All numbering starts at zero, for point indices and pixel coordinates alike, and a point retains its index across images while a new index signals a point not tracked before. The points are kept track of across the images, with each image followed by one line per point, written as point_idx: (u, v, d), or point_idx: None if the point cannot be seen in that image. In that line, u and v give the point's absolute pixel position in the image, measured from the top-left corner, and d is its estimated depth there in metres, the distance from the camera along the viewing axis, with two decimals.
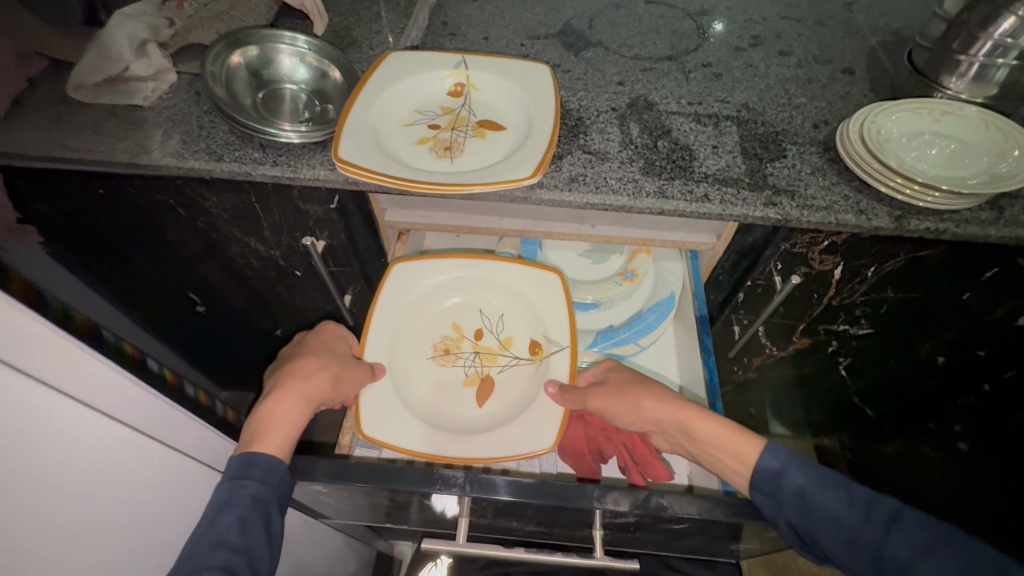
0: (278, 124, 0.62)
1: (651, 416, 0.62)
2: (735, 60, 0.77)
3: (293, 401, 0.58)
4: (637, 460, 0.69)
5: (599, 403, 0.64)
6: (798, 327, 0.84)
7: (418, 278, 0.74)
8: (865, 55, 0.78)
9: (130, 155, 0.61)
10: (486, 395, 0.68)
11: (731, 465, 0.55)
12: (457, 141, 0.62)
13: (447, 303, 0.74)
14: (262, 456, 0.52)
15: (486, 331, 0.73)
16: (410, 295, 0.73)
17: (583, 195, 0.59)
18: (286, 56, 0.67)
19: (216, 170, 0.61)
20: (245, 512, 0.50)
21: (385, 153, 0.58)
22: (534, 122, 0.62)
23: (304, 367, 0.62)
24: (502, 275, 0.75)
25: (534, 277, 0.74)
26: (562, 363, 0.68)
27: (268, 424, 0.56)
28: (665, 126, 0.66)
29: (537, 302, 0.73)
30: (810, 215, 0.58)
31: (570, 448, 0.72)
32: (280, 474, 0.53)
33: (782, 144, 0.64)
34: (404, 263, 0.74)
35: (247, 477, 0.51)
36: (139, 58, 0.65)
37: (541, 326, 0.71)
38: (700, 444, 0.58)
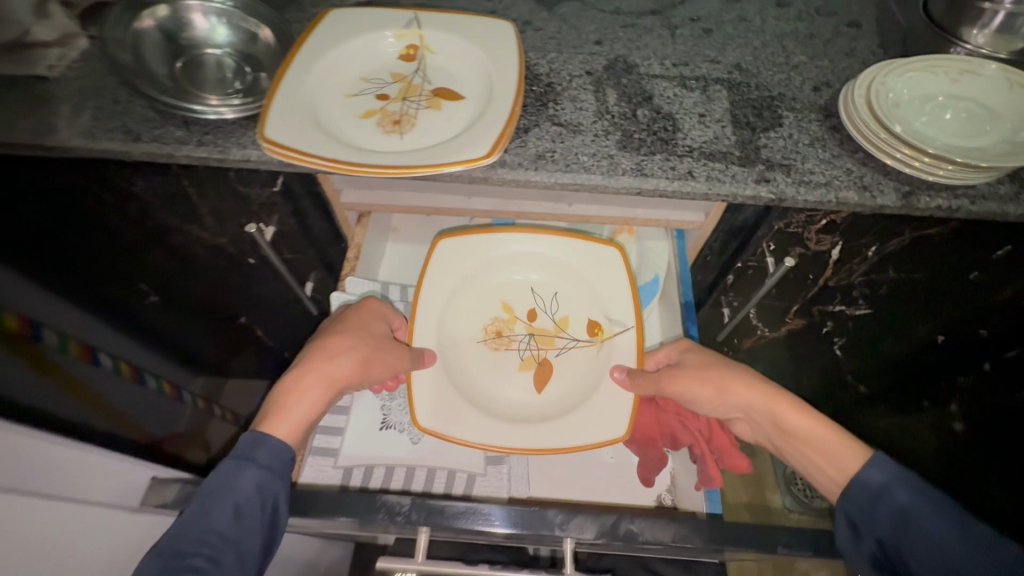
0: (203, 99, 0.54)
1: (741, 404, 0.57)
2: (727, 13, 0.68)
3: (314, 381, 0.54)
4: (714, 449, 0.61)
5: (680, 386, 0.59)
6: (791, 309, 0.79)
7: (472, 253, 0.66)
8: (874, 5, 0.69)
9: (31, 135, 0.53)
10: (543, 380, 0.62)
11: (824, 467, 0.52)
12: (407, 113, 0.54)
13: (501, 281, 0.67)
14: (272, 440, 0.48)
15: (539, 311, 0.66)
16: (464, 271, 0.66)
17: (551, 173, 0.51)
18: (201, 16, 0.59)
19: (133, 152, 0.53)
20: (242, 501, 0.45)
21: (323, 129, 0.51)
22: (495, 89, 0.54)
23: (332, 342, 0.56)
24: (556, 249, 0.67)
25: (589, 250, 0.66)
26: (628, 345, 0.62)
27: (283, 403, 0.52)
28: (646, 91, 0.59)
29: (595, 279, 0.66)
30: (807, 193, 0.51)
31: (639, 434, 0.64)
32: (286, 461, 0.48)
33: (778, 111, 0.57)
34: (449, 237, 0.66)
35: (251, 460, 0.47)
36: (41, 20, 0.56)
37: (601, 306, 0.65)
38: (804, 440, 0.54)
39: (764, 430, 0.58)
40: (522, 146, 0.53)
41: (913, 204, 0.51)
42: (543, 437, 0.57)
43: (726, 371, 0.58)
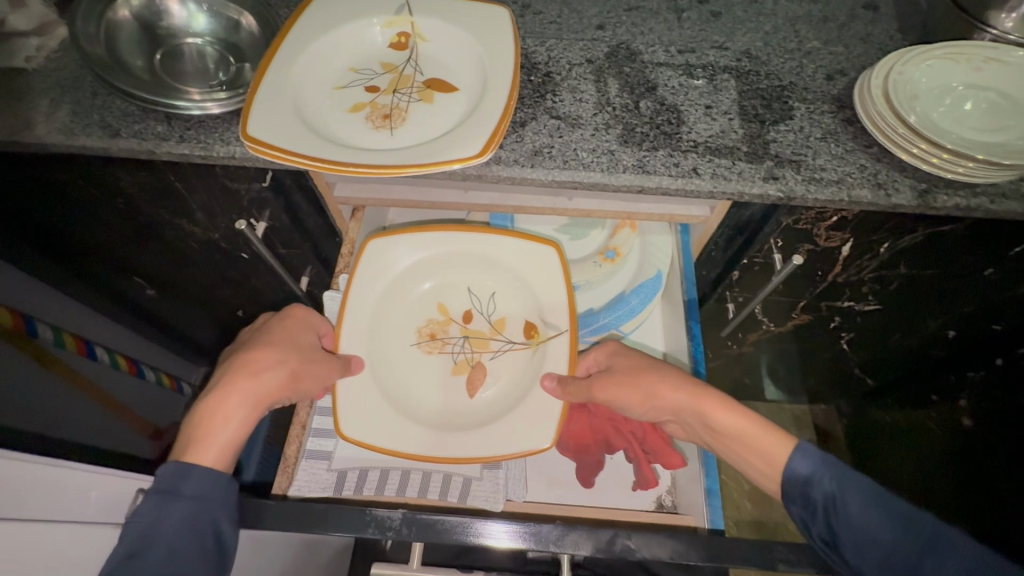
0: (186, 93, 0.52)
1: (668, 406, 0.56)
2: None
3: (239, 401, 0.52)
4: (647, 450, 0.62)
5: (607, 394, 0.59)
6: (798, 304, 0.76)
7: (404, 254, 0.64)
8: None
9: (9, 132, 0.51)
10: (478, 385, 0.61)
11: (756, 464, 0.52)
12: (398, 107, 0.52)
13: (438, 281, 0.65)
14: (197, 469, 0.48)
15: (476, 313, 0.64)
16: (394, 273, 0.64)
17: (548, 171, 0.49)
18: (178, 5, 0.57)
19: (112, 149, 0.51)
20: (174, 535, 0.45)
21: (310, 125, 0.49)
22: (490, 80, 0.51)
23: (255, 359, 0.55)
24: (491, 248, 0.64)
25: (525, 249, 0.63)
26: (560, 350, 0.59)
27: (207, 428, 0.51)
28: (649, 81, 0.56)
29: (532, 280, 0.63)
30: (817, 191, 0.49)
31: (573, 442, 0.63)
32: (213, 486, 0.48)
33: (788, 101, 0.54)
34: (381, 237, 0.63)
35: (177, 491, 0.47)
36: (15, 9, 0.56)
37: (538, 308, 0.62)
38: (730, 438, 0.53)
39: (695, 431, 0.57)
40: (518, 141, 0.51)
41: (929, 203, 0.49)
42: (475, 444, 0.56)
43: (654, 375, 0.57)
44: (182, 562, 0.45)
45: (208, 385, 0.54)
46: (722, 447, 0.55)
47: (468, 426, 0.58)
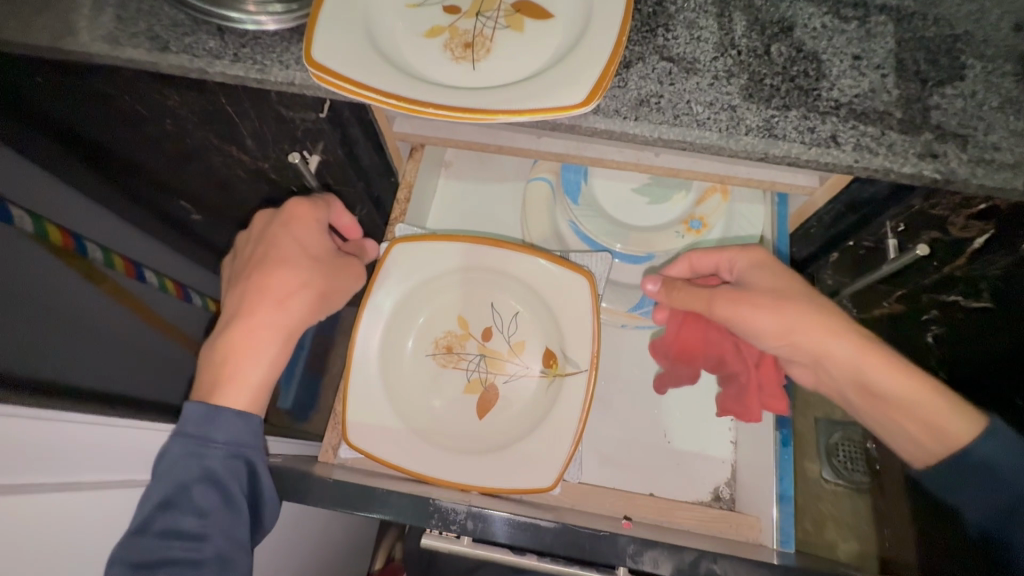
0: (240, 4, 0.45)
1: (815, 352, 0.50)
2: None
3: (265, 335, 0.50)
4: (757, 381, 0.56)
5: (726, 313, 0.52)
6: (896, 291, 0.67)
7: (426, 262, 0.55)
8: None
9: (52, 37, 0.46)
10: (489, 408, 0.54)
11: (920, 436, 0.48)
12: (481, 34, 0.44)
13: (460, 292, 0.57)
14: (227, 416, 0.46)
15: (496, 331, 0.56)
16: (413, 280, 0.56)
17: (654, 125, 0.41)
18: None
19: (161, 64, 0.46)
20: (211, 486, 0.44)
21: (380, 51, 0.42)
22: (594, 4, 0.43)
23: (271, 287, 0.51)
24: (512, 261, 0.55)
25: (550, 271, 0.54)
26: (577, 390, 0.52)
27: (234, 362, 0.49)
28: (787, 18, 0.45)
29: (549, 295, 0.55)
30: (984, 175, 0.40)
31: (677, 343, 0.59)
32: (247, 431, 0.47)
33: (960, 56, 0.44)
34: (403, 244, 0.55)
35: (207, 439, 0.45)
36: None
37: (557, 333, 0.55)
38: (896, 404, 0.48)
39: (841, 390, 0.52)
40: (621, 85, 0.43)
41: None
42: (484, 470, 0.51)
43: (842, 338, 0.49)
44: (215, 514, 0.44)
45: (227, 315, 0.51)
46: (886, 414, 0.50)
47: (479, 450, 0.52)
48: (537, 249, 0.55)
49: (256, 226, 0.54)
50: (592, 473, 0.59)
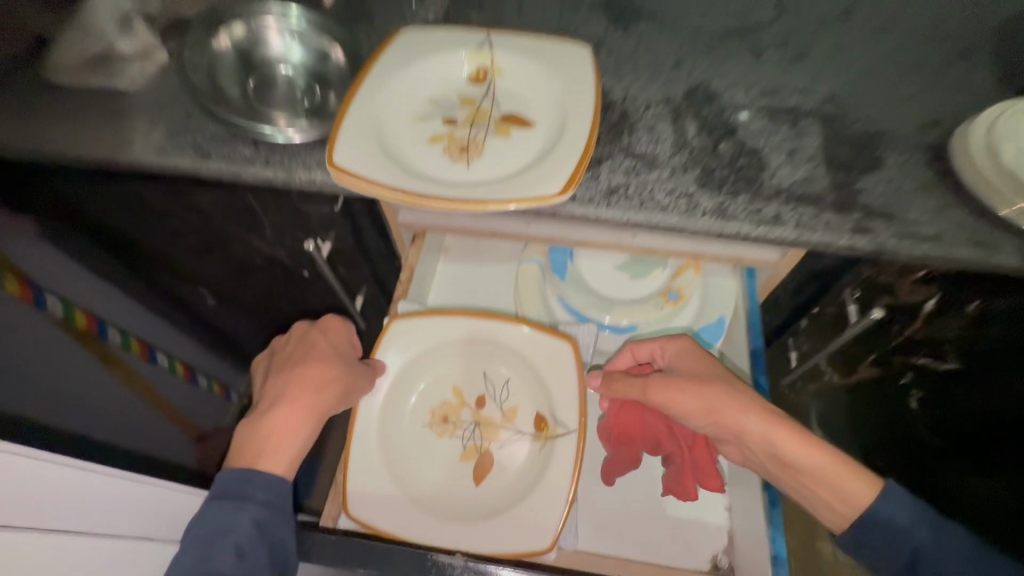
0: (274, 120, 0.54)
1: (733, 429, 0.53)
2: (820, 36, 0.64)
3: (301, 415, 0.50)
4: (693, 463, 0.59)
5: (659, 395, 0.56)
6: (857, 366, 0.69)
7: (423, 335, 0.60)
8: (988, 31, 0.62)
9: (109, 150, 0.55)
10: (485, 474, 0.56)
11: (831, 501, 0.50)
12: (475, 140, 0.52)
13: (454, 363, 0.60)
14: (264, 480, 0.46)
15: (489, 399, 0.59)
16: (411, 354, 0.60)
17: (623, 210, 0.48)
18: (276, 33, 0.58)
19: (201, 170, 0.54)
20: (245, 544, 0.43)
21: (389, 155, 0.50)
22: (568, 116, 0.52)
23: (309, 382, 0.52)
24: (502, 333, 0.60)
25: (540, 340, 0.59)
26: (569, 454, 0.54)
27: (267, 442, 0.48)
28: (731, 123, 0.55)
29: (538, 363, 0.59)
30: (910, 247, 0.46)
31: (618, 431, 0.62)
32: (284, 495, 0.47)
33: (878, 150, 0.52)
34: (403, 320, 0.60)
35: (245, 497, 0.45)
36: (123, 36, 0.59)
37: (547, 398, 0.57)
38: (811, 477, 0.51)
39: (766, 466, 0.54)
40: (592, 179, 0.50)
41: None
42: (481, 538, 0.51)
43: (734, 404, 0.53)
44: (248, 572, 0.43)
45: (261, 402, 0.51)
46: (795, 481, 0.52)
47: (475, 517, 0.53)
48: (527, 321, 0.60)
49: (296, 330, 0.58)
50: (591, 543, 0.60)
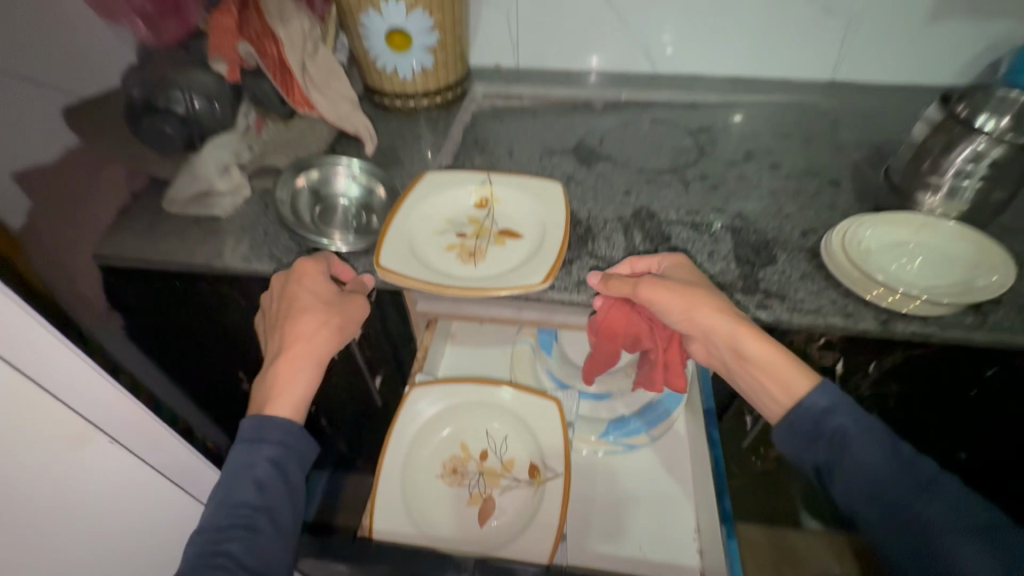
0: (331, 236, 0.73)
1: (706, 326, 0.61)
2: (730, 173, 0.88)
3: (301, 367, 0.64)
4: (665, 362, 0.69)
5: (650, 295, 0.62)
6: None
7: (437, 399, 0.74)
8: (850, 168, 0.87)
9: (207, 259, 0.74)
10: (489, 516, 0.67)
11: (774, 392, 0.60)
12: (480, 248, 0.71)
13: (462, 423, 0.73)
14: (279, 422, 0.61)
15: (491, 452, 0.72)
16: (428, 416, 0.73)
17: (590, 296, 0.66)
18: (341, 177, 0.80)
19: (274, 272, 0.72)
20: (264, 478, 0.58)
21: (418, 260, 0.68)
22: (547, 231, 0.72)
23: (309, 347, 0.64)
24: (501, 396, 0.74)
25: (532, 402, 0.73)
26: (557, 495, 0.66)
27: (277, 391, 0.63)
28: (666, 234, 0.75)
29: (531, 420, 0.72)
30: (799, 317, 0.63)
31: (604, 327, 0.66)
32: (294, 435, 0.61)
33: (773, 251, 0.71)
34: (420, 388, 0.74)
35: (264, 440, 0.60)
36: (223, 178, 0.82)
37: (539, 449, 0.70)
38: (761, 369, 0.60)
39: (729, 367, 0.64)
40: (566, 274, 0.68)
41: (919, 334, 0.61)
42: None
43: (716, 314, 0.60)
44: (269, 495, 0.58)
45: (270, 357, 0.65)
46: (748, 373, 0.61)
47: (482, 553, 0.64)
48: (522, 387, 0.75)
49: (276, 287, 0.67)
50: None
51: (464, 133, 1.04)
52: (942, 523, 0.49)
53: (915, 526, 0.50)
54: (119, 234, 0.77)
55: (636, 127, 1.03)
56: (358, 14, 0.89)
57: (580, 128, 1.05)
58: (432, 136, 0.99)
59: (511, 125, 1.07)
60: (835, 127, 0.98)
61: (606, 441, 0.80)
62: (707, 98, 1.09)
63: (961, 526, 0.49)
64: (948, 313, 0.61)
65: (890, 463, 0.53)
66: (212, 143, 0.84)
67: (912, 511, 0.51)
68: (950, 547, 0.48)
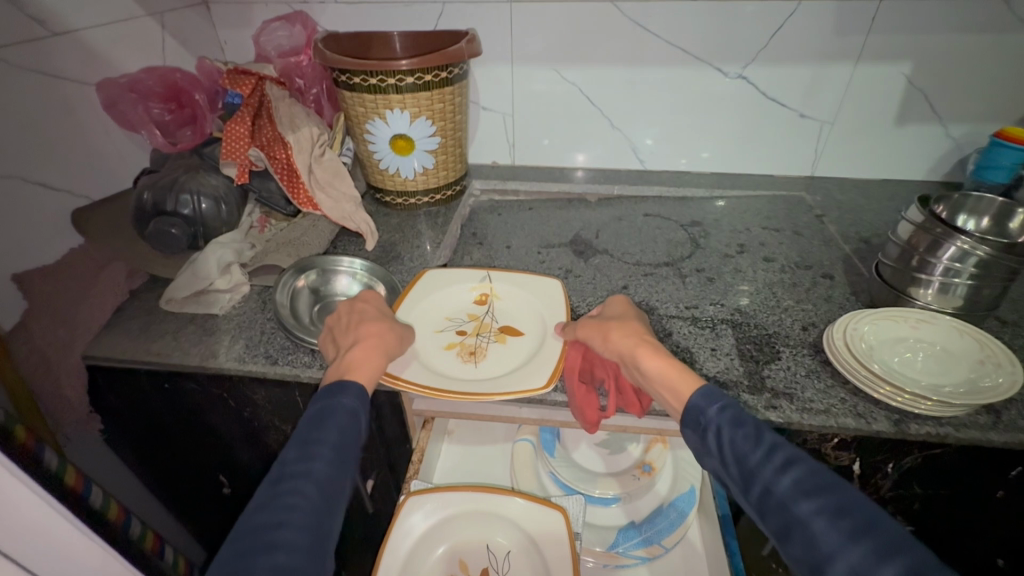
0: None
1: (614, 352, 0.61)
2: (725, 265, 0.90)
3: (371, 348, 0.60)
4: (620, 390, 0.64)
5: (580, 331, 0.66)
6: None
7: (434, 510, 0.69)
8: (841, 261, 0.89)
9: (200, 358, 0.72)
10: None
11: (671, 402, 0.54)
12: (481, 346, 0.71)
13: (460, 537, 0.68)
14: (354, 387, 0.54)
15: (492, 571, 0.67)
16: (423, 530, 0.68)
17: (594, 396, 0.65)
18: (343, 276, 0.81)
19: (269, 372, 0.70)
20: (343, 426, 0.51)
21: (418, 359, 0.67)
22: (547, 328, 0.72)
23: (380, 332, 0.62)
24: (502, 506, 0.69)
25: (535, 513, 0.68)
26: None
27: (348, 368, 0.57)
28: (667, 330, 0.75)
29: (535, 534, 0.67)
30: (810, 418, 0.61)
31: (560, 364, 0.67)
32: (367, 404, 0.55)
33: (776, 347, 0.71)
34: (416, 496, 0.69)
35: (339, 397, 0.53)
36: (222, 276, 0.80)
37: (544, 568, 0.65)
38: (659, 383, 0.56)
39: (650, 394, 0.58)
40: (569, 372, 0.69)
41: (935, 435, 0.60)
42: None
43: (627, 337, 0.61)
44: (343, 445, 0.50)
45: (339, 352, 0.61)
46: (653, 392, 0.57)
47: None
48: (524, 495, 0.70)
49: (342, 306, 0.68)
50: None
51: (462, 228, 1.07)
52: (797, 496, 0.43)
53: (777, 508, 0.43)
54: (112, 333, 0.76)
55: (630, 221, 1.07)
56: (364, 122, 0.95)
57: (576, 222, 1.08)
58: (431, 232, 1.02)
59: (507, 220, 1.10)
60: (821, 221, 1.02)
61: (618, 553, 0.74)
62: (696, 193, 1.14)
63: (822, 500, 0.42)
64: (961, 413, 0.60)
65: (757, 443, 0.46)
66: (214, 242, 0.81)
67: (761, 484, 0.44)
68: (803, 515, 0.41)
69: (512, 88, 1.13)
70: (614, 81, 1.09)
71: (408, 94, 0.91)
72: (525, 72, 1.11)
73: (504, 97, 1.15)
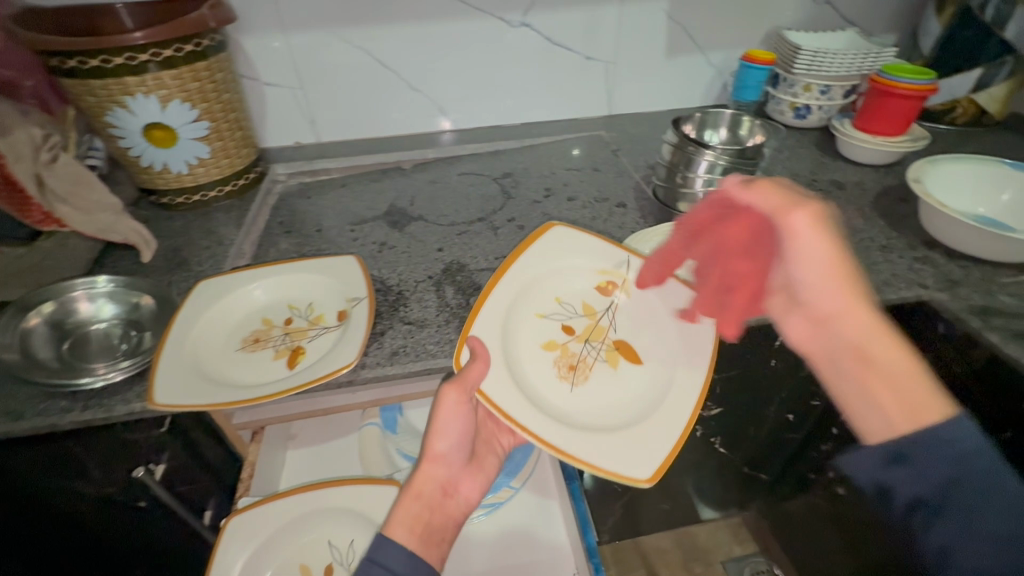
0: (92, 371, 0.62)
1: (823, 282, 0.52)
2: (533, 211, 0.93)
3: (406, 496, 0.58)
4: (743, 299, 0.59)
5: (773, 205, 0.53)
6: None
7: (260, 525, 0.64)
8: (633, 189, 0.96)
9: None
10: None
11: (884, 382, 0.49)
12: (586, 358, 0.67)
13: (297, 542, 0.65)
14: (391, 539, 0.54)
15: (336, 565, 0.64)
16: (252, 550, 0.63)
17: (404, 364, 0.63)
18: (86, 302, 0.70)
19: (14, 430, 0.57)
20: None
21: (507, 359, 0.63)
22: (674, 367, 0.64)
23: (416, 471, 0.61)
24: (337, 498, 0.67)
25: (370, 493, 0.67)
26: None
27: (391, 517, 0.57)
28: (477, 282, 0.76)
29: (372, 513, 0.66)
30: None
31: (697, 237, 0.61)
32: (405, 560, 0.52)
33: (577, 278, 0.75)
34: (237, 518, 0.64)
35: (378, 554, 0.52)
36: None
37: None
38: (885, 365, 0.50)
39: (832, 353, 0.54)
40: (379, 349, 0.65)
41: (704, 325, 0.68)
42: None
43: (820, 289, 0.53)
44: None
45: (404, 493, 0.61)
46: (860, 372, 0.51)
47: None
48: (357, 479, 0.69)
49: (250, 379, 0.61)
50: None
51: (268, 217, 0.97)
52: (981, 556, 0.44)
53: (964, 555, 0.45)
54: None
55: (444, 182, 1.06)
56: (102, 114, 0.80)
57: (390, 192, 1.04)
58: (226, 228, 0.91)
59: (317, 200, 1.02)
60: (616, 155, 1.09)
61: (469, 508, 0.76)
62: (508, 145, 1.15)
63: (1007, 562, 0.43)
64: None
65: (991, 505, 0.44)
66: None
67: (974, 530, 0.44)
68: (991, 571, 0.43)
69: (293, 59, 1.03)
70: (401, 41, 1.05)
71: (150, 75, 0.78)
72: (303, 40, 1.01)
73: (286, 69, 1.04)
